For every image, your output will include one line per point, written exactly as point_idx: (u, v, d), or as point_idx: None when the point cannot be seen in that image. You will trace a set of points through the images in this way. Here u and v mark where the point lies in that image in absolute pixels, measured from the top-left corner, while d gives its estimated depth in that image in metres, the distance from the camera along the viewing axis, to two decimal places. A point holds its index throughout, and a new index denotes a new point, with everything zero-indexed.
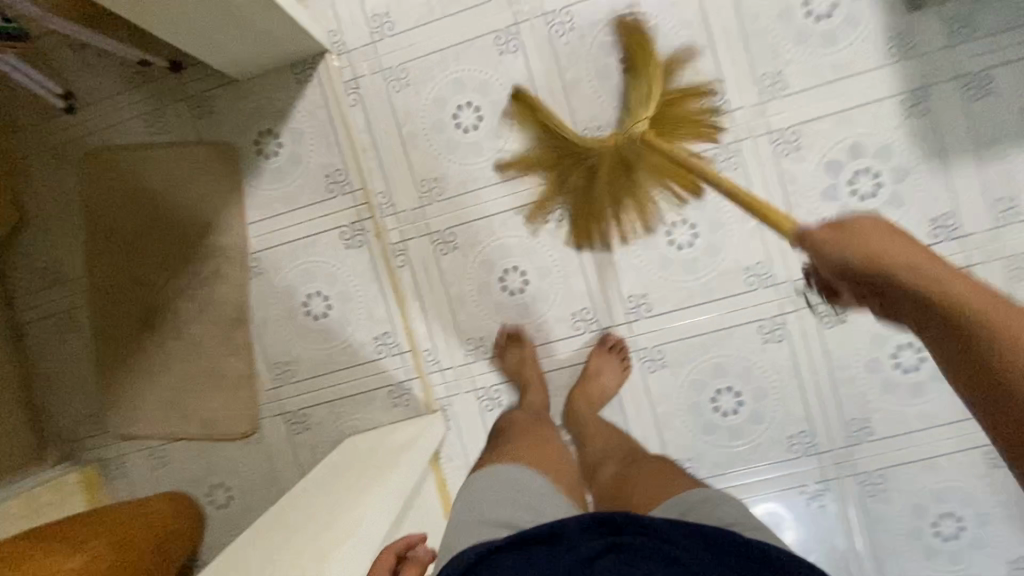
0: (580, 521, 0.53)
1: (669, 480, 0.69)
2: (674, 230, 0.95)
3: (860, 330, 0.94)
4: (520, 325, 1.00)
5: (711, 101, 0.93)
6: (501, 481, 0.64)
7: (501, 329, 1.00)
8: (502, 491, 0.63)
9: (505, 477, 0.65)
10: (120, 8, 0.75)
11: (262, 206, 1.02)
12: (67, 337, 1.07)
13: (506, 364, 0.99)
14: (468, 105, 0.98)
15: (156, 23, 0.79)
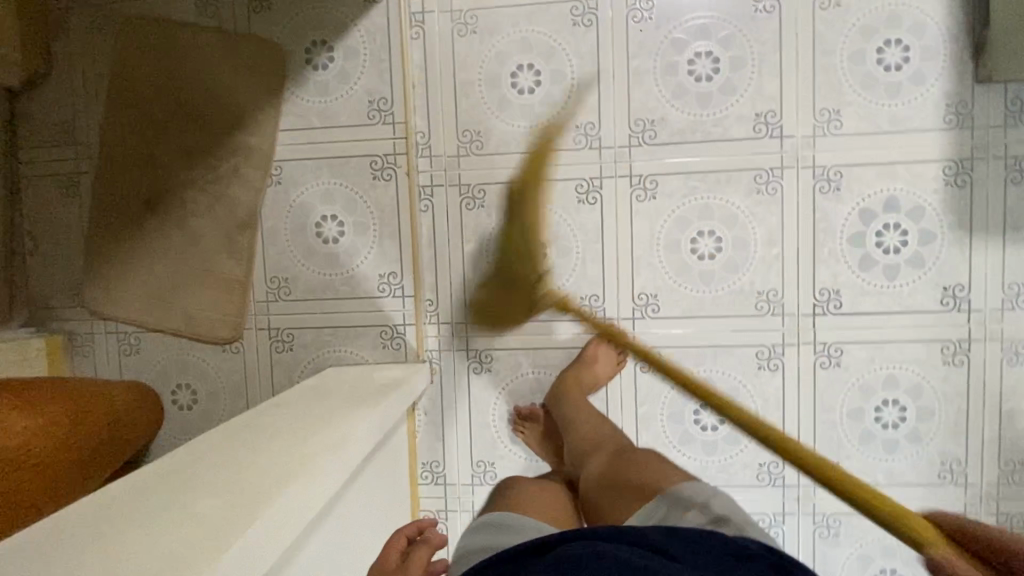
0: (563, 534, 0.63)
1: (656, 469, 0.79)
2: (700, 239, 0.95)
3: (851, 377, 0.96)
4: (531, 407, 1.00)
5: (766, 123, 0.93)
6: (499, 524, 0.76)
7: (514, 412, 1.00)
8: (498, 531, 0.74)
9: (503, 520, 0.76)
10: None
11: (298, 117, 0.99)
12: (64, 200, 1.03)
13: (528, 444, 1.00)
14: (529, 66, 0.96)
15: None
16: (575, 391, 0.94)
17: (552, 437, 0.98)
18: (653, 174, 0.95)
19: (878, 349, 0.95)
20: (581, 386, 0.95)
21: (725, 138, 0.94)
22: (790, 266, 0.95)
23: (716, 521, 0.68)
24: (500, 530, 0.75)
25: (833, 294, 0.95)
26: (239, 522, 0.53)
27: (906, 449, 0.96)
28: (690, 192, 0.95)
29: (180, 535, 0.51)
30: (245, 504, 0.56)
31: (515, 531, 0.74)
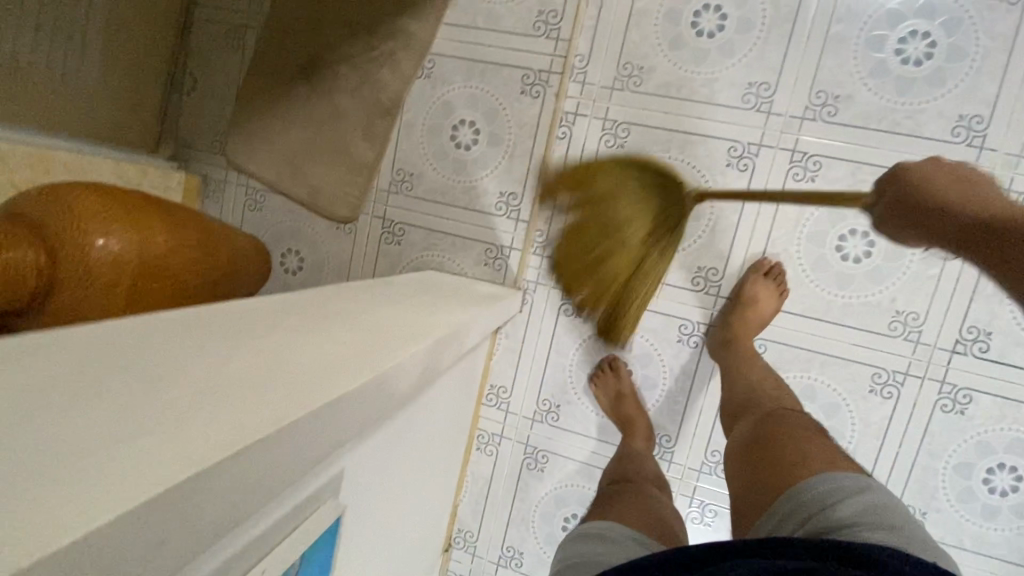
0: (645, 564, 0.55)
1: (808, 458, 0.68)
2: (847, 240, 0.87)
3: (972, 430, 0.87)
4: (619, 360, 0.98)
5: (967, 128, 0.83)
6: (594, 535, 0.71)
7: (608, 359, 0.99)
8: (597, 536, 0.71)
9: (601, 531, 0.72)
10: None
11: (463, 13, 0.96)
12: (228, 50, 1.08)
13: (602, 392, 0.98)
14: (716, 7, 0.88)
15: None
16: (742, 344, 0.88)
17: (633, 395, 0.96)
18: (818, 155, 0.86)
19: (1013, 407, 0.85)
20: (747, 330, 0.88)
21: (913, 135, 0.84)
22: (943, 292, 0.85)
23: (849, 526, 0.57)
24: (597, 539, 0.70)
25: (982, 335, 0.85)
26: (188, 439, 0.32)
27: (1007, 520, 0.87)
28: (853, 187, 0.86)
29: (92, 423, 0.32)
30: (212, 428, 0.33)
31: (613, 542, 0.69)
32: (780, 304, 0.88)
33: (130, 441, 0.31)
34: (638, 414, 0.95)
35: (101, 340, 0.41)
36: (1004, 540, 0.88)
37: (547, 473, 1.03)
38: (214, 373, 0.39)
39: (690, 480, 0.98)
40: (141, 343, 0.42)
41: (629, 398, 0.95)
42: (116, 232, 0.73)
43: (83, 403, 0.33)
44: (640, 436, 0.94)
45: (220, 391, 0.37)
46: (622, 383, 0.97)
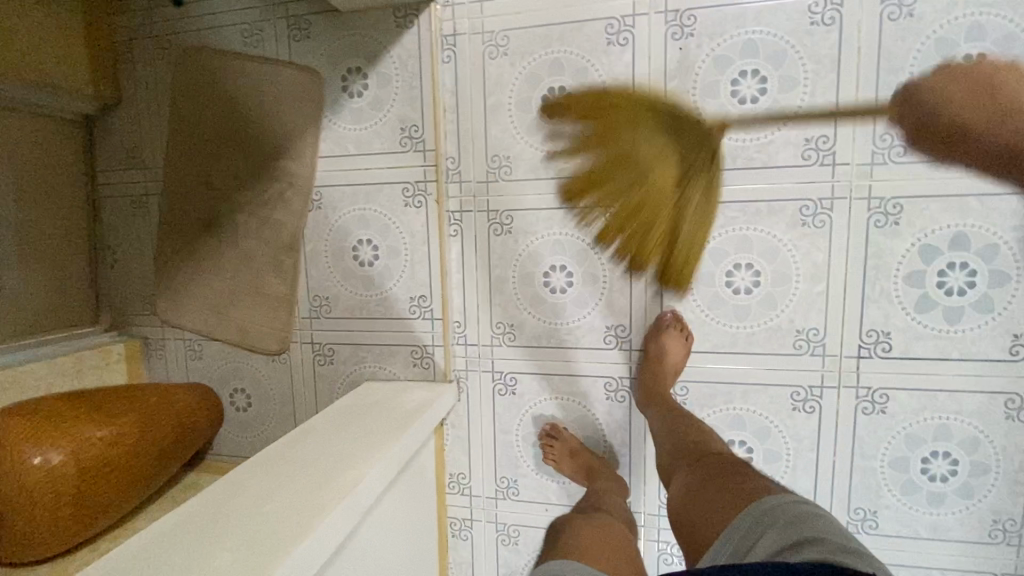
0: None
1: (739, 486, 0.73)
2: (734, 274, 0.91)
3: (898, 424, 0.89)
4: (559, 426, 1.01)
5: (817, 148, 0.85)
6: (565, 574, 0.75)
7: (548, 425, 1.02)
8: None
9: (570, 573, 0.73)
10: None
11: (335, 143, 1.02)
12: (136, 219, 1.14)
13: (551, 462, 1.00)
14: (558, 89, 0.94)
15: None
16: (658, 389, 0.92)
17: (580, 453, 0.98)
18: (685, 204, 0.91)
19: (929, 397, 0.88)
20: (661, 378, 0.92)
21: (768, 166, 0.87)
22: (836, 305, 0.88)
23: (780, 535, 0.61)
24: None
25: (882, 336, 0.87)
26: (273, 546, 0.59)
27: (954, 503, 0.90)
28: (726, 224, 0.90)
29: (215, 552, 0.58)
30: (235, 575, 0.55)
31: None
32: (688, 350, 0.92)
33: (240, 554, 0.58)
34: (592, 471, 0.96)
35: (174, 519, 0.65)
36: (956, 522, 0.90)
37: (522, 545, 1.07)
38: (253, 516, 0.65)
39: (653, 525, 1.01)
40: (196, 525, 0.64)
41: (576, 455, 0.98)
42: (53, 446, 0.78)
43: (204, 543, 0.60)
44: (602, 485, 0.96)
45: (275, 518, 0.64)
46: (572, 443, 0.99)
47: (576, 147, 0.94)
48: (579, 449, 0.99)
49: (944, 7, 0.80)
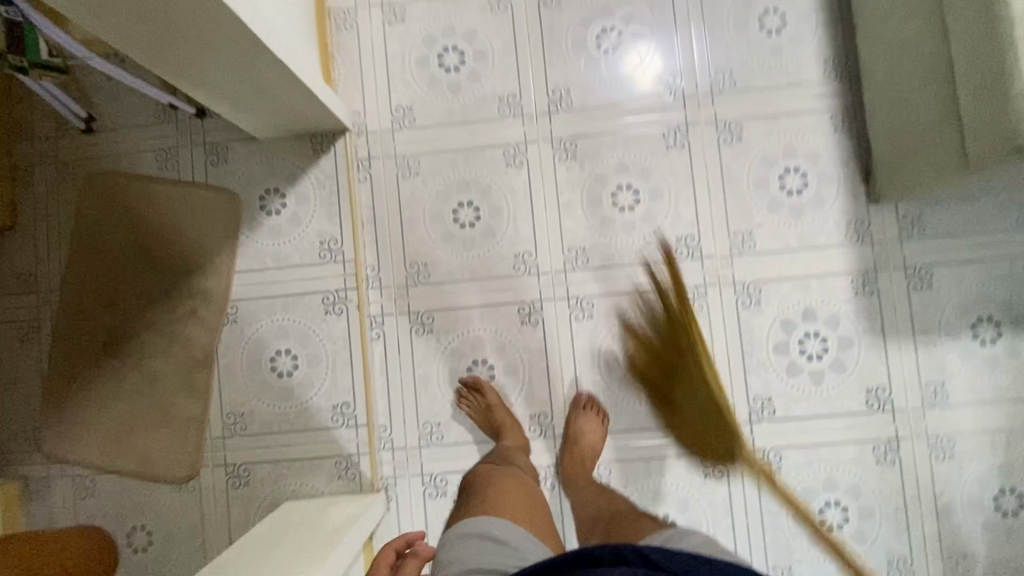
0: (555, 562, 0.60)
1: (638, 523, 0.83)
2: (636, 356, 1.01)
3: (793, 480, 0.99)
4: (481, 376, 1.03)
5: (687, 245, 1.01)
6: (479, 536, 0.75)
7: (467, 377, 1.02)
8: None
9: (495, 531, 0.75)
10: (161, 74, 0.82)
11: (253, 257, 1.04)
12: (23, 348, 1.06)
13: (472, 413, 1.01)
14: (467, 203, 1.05)
15: (190, 91, 0.86)
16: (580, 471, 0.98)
17: (499, 406, 1.00)
18: (587, 297, 1.02)
19: (813, 452, 0.99)
20: (582, 461, 0.98)
21: (650, 261, 1.01)
22: (724, 377, 1.00)
23: None
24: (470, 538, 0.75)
25: (766, 401, 1.00)
26: None
27: (853, 549, 0.99)
28: (625, 312, 1.01)
29: None
30: None
31: (507, 547, 0.73)
32: (604, 431, 0.99)
33: None
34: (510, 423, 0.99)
35: None
36: (858, 567, 0.99)
37: None
38: None
39: None
40: None
41: (496, 408, 0.99)
42: None
43: None
44: (511, 436, 0.99)
45: None
46: (489, 396, 1.00)
47: (487, 252, 1.04)
48: (499, 402, 1.00)
49: (763, 135, 1.02)
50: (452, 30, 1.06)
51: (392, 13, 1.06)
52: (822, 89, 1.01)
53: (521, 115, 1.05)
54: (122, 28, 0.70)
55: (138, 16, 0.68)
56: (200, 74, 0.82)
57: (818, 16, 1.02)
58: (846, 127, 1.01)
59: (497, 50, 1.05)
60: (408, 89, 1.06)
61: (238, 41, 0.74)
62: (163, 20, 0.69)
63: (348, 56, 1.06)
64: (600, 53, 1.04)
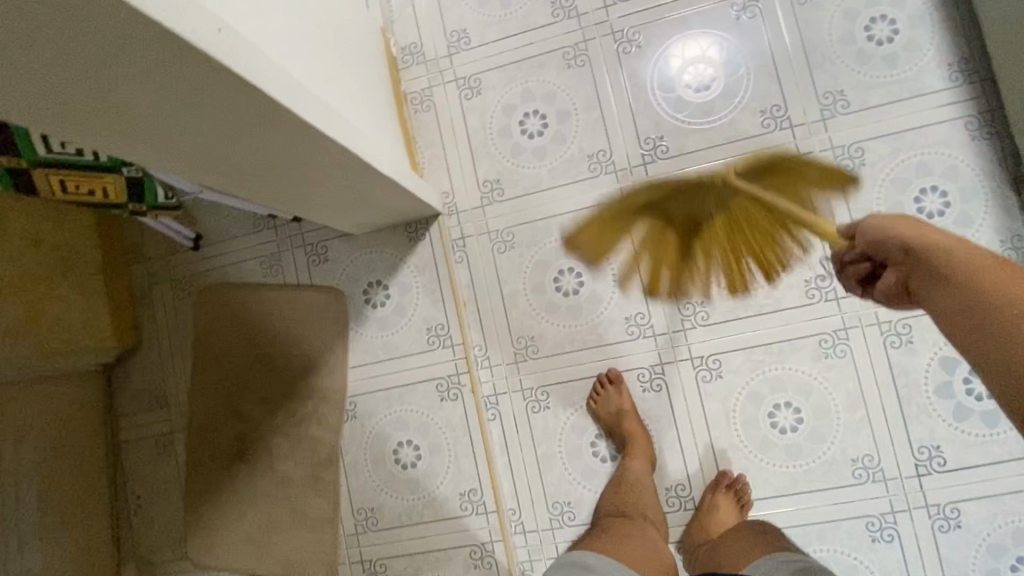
0: None
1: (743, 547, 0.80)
2: (777, 413, 0.93)
3: (978, 537, 0.88)
4: (619, 373, 0.98)
5: (818, 287, 0.93)
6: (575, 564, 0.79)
7: (604, 372, 0.98)
8: None
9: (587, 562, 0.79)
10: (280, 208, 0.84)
11: (364, 352, 1.05)
12: (162, 461, 1.11)
13: (603, 411, 0.96)
14: (570, 270, 1.01)
15: (307, 216, 0.88)
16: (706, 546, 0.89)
17: (628, 414, 0.95)
18: (712, 355, 0.95)
19: (998, 505, 0.88)
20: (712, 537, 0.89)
21: (777, 309, 0.94)
22: (879, 428, 0.91)
23: None
24: (581, 570, 0.78)
25: (933, 451, 0.89)
26: None
27: None
28: (756, 367, 0.94)
29: None
30: None
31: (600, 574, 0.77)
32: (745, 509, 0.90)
33: None
34: (638, 438, 0.94)
35: None
36: None
37: None
38: None
39: None
40: None
41: (626, 417, 0.94)
42: None
43: None
44: (637, 451, 0.94)
45: None
46: (620, 401, 0.95)
47: (598, 318, 1.00)
48: (630, 409, 0.95)
49: (889, 156, 0.92)
50: (531, 95, 1.03)
51: (468, 87, 1.05)
52: (951, 95, 0.91)
53: (614, 171, 1.00)
54: (249, 186, 0.72)
55: (263, 171, 0.67)
56: (316, 201, 0.82)
57: (934, 16, 0.92)
58: (988, 134, 0.90)
59: (579, 108, 1.01)
60: (494, 162, 1.04)
61: (346, 166, 0.73)
62: (287, 171, 0.69)
63: (430, 139, 1.06)
64: (690, 94, 0.98)
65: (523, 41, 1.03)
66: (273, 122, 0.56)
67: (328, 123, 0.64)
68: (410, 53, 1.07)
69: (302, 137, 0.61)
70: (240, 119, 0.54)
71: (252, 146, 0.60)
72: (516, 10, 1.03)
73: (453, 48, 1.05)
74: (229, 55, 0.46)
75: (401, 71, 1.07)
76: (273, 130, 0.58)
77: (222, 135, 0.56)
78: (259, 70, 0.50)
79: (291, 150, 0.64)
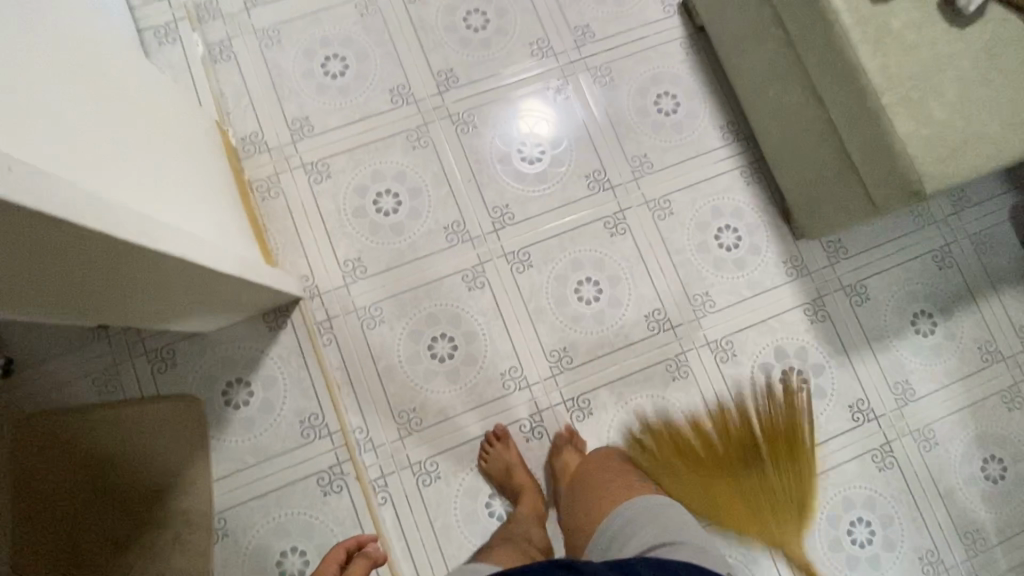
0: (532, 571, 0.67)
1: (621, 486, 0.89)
2: (644, 438, 1.03)
3: (816, 511, 1.04)
4: (506, 429, 1.01)
5: (656, 319, 1.06)
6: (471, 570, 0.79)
7: (493, 429, 1.00)
8: None
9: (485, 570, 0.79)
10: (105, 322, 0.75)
11: (232, 459, 0.96)
12: None
13: (494, 465, 0.98)
14: (441, 337, 1.04)
15: (141, 324, 0.79)
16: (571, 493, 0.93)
17: (517, 466, 0.98)
18: (581, 395, 1.03)
19: (825, 480, 1.05)
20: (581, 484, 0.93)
21: (629, 344, 1.05)
22: None
23: None
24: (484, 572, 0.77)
25: None
26: None
27: (887, 559, 1.03)
28: (620, 400, 1.04)
29: None
30: None
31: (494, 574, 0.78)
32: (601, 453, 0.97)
33: None
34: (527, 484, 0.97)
35: None
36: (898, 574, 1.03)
37: None
38: None
39: None
40: None
41: (516, 469, 0.97)
42: None
43: None
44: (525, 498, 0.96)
45: None
46: (510, 458, 0.98)
47: (475, 379, 1.03)
48: (519, 462, 0.98)
49: (691, 204, 1.11)
50: (381, 176, 1.07)
51: (317, 171, 1.06)
52: (726, 152, 1.13)
53: (469, 239, 1.07)
54: (62, 309, 0.63)
55: (86, 295, 0.60)
56: (155, 309, 0.76)
57: (702, 92, 1.14)
58: (756, 180, 1.13)
59: (429, 184, 1.08)
60: (352, 241, 1.05)
61: (186, 273, 0.69)
62: (116, 290, 0.63)
63: (281, 225, 1.04)
64: (525, 164, 1.10)
65: (367, 126, 1.08)
66: (101, 250, 0.52)
67: (161, 237, 0.61)
68: (250, 142, 1.06)
69: (133, 257, 0.57)
70: (45, 251, 0.47)
71: (62, 274, 0.52)
72: (356, 98, 1.09)
73: (296, 136, 1.07)
74: (34, 190, 0.42)
75: (243, 161, 1.05)
76: (89, 258, 0.52)
77: (17, 272, 0.47)
78: (81, 205, 0.47)
79: (121, 271, 0.59)
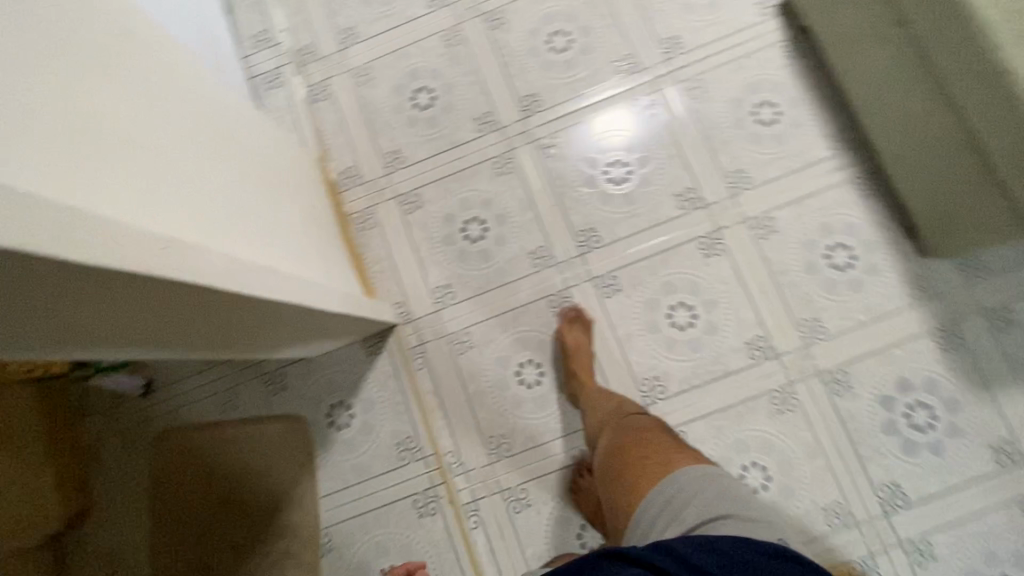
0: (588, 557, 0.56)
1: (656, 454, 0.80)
2: (746, 475, 0.96)
3: (953, 566, 0.92)
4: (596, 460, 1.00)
5: (758, 347, 0.99)
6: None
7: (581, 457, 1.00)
8: None
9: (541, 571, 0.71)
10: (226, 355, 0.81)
11: (336, 477, 1.02)
12: None
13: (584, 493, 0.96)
14: (529, 363, 1.04)
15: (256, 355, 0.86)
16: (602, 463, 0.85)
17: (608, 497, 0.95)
18: (676, 427, 0.99)
19: (963, 531, 0.93)
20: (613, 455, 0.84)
21: (728, 373, 0.99)
22: (841, 474, 0.95)
23: None
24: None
25: (894, 488, 0.94)
26: None
27: None
28: (719, 432, 0.98)
29: None
30: None
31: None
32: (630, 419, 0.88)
33: None
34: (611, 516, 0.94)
35: None
36: None
37: None
38: None
39: None
40: None
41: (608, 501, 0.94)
42: None
43: None
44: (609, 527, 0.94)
45: None
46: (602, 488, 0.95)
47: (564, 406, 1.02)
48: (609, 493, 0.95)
49: (796, 221, 1.02)
50: (468, 204, 1.09)
51: (408, 201, 1.10)
52: (836, 163, 1.03)
53: (556, 264, 1.06)
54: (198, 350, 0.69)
55: (214, 336, 0.66)
56: (268, 342, 0.81)
57: (806, 99, 1.06)
58: (872, 192, 1.02)
59: (515, 210, 1.08)
60: (442, 269, 1.08)
61: (296, 313, 0.74)
62: (239, 330, 0.68)
63: (377, 254, 1.09)
64: (612, 186, 1.07)
65: (454, 154, 1.11)
66: (225, 301, 0.57)
67: (275, 286, 0.65)
68: (348, 176, 1.12)
69: (252, 304, 0.62)
70: (152, 305, 0.49)
71: (175, 322, 0.55)
72: (444, 128, 1.12)
73: (389, 168, 1.11)
74: (166, 262, 0.45)
75: (342, 194, 1.11)
76: (213, 307, 0.57)
77: (155, 322, 0.52)
78: (209, 268, 0.51)
79: (242, 315, 0.64)
